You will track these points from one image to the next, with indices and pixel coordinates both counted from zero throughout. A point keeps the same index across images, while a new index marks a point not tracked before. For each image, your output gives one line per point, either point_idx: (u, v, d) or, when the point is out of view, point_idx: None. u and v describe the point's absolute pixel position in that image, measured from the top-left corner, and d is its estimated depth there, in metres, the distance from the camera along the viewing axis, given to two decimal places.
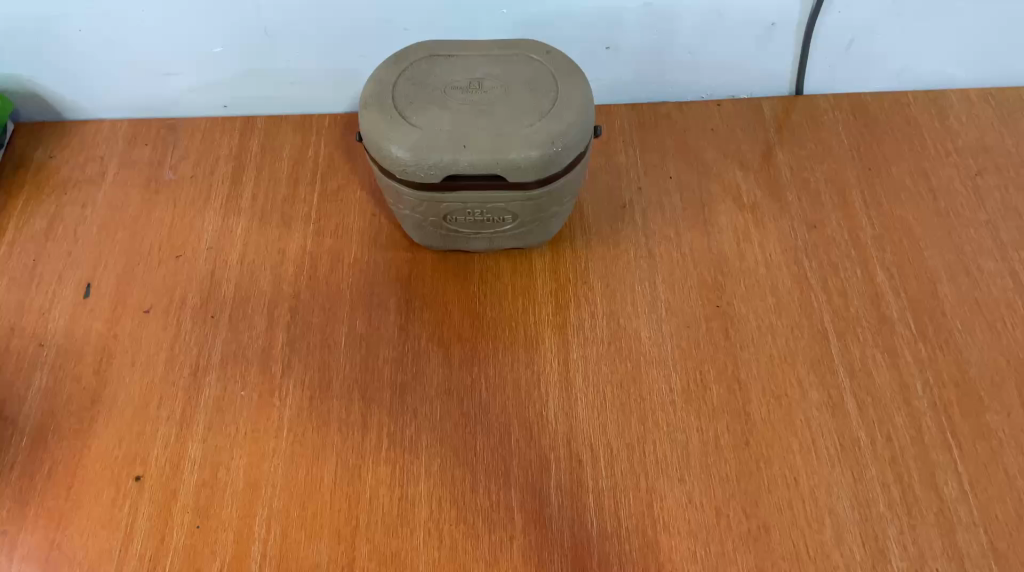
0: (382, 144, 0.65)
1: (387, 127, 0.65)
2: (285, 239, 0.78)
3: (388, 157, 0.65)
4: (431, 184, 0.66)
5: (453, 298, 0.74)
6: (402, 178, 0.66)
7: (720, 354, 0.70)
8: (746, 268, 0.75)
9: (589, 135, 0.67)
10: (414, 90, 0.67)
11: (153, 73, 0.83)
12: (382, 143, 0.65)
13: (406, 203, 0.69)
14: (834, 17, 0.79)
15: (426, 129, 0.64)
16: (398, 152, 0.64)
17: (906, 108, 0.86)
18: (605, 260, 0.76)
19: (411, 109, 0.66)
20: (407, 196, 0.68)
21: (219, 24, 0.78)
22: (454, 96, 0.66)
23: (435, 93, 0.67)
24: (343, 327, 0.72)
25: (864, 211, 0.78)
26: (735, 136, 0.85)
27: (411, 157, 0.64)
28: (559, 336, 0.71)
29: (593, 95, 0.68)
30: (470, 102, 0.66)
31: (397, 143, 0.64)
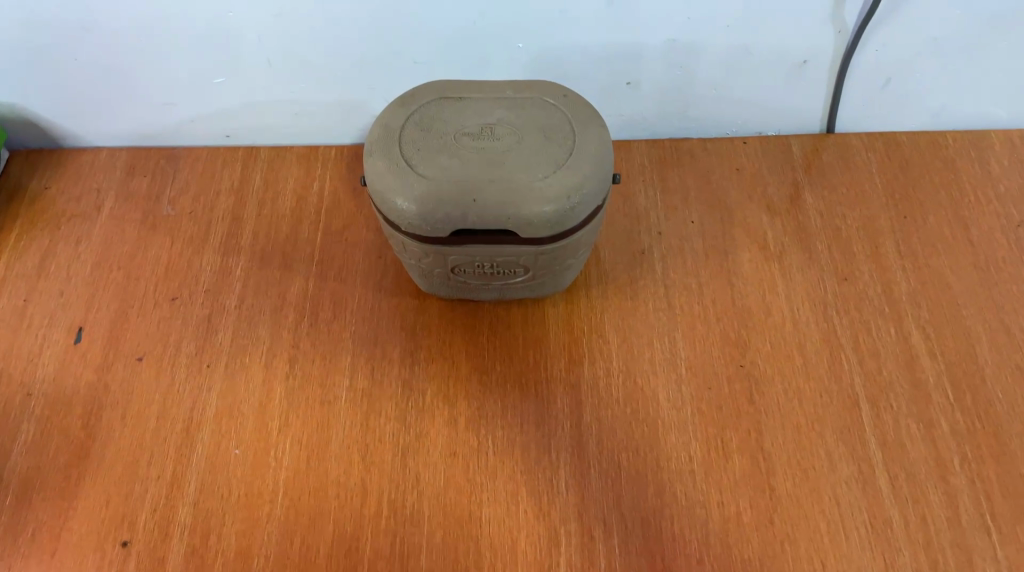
0: (387, 194, 0.61)
1: (393, 176, 0.61)
2: (286, 282, 0.74)
3: (393, 208, 0.61)
4: (439, 238, 0.62)
5: (460, 351, 0.70)
6: (408, 231, 0.62)
7: (743, 421, 0.65)
8: (772, 324, 0.70)
9: (607, 187, 0.63)
10: (422, 136, 0.63)
11: (152, 102, 0.80)
12: (386, 194, 0.61)
13: (412, 255, 0.65)
14: (870, 54, 0.74)
15: (433, 180, 0.60)
16: (404, 205, 0.60)
17: (945, 150, 0.81)
18: (622, 312, 0.72)
19: (418, 157, 0.62)
20: (412, 248, 0.64)
21: (222, 53, 0.75)
22: (463, 143, 0.62)
23: (444, 139, 0.63)
24: (345, 380, 0.69)
25: (899, 263, 0.74)
26: (761, 177, 0.80)
27: (418, 211, 0.60)
28: (571, 395, 0.67)
29: (611, 144, 0.64)
30: (481, 150, 0.62)
31: (403, 195, 0.60)
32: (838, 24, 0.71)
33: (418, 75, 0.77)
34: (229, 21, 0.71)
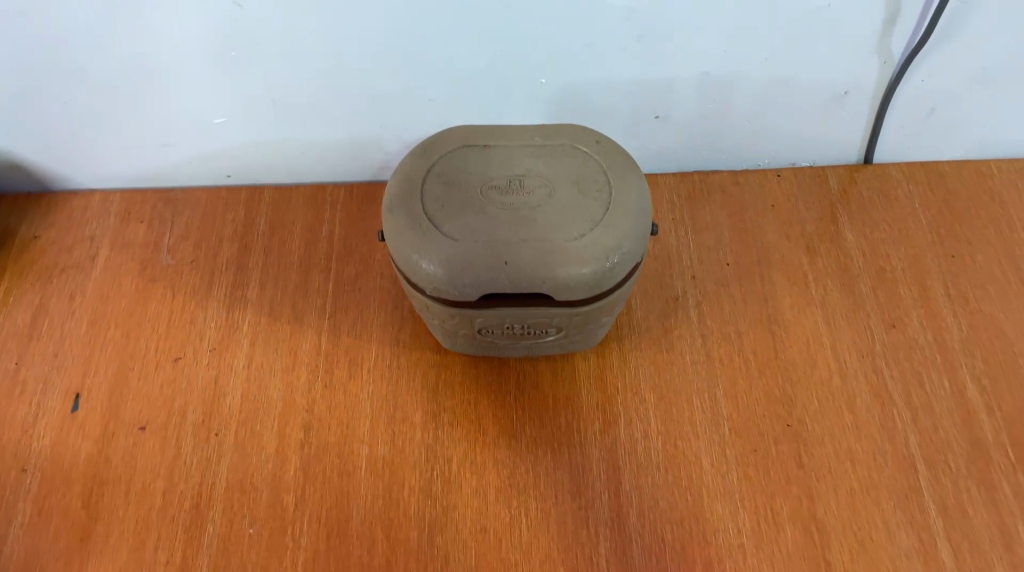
0: (410, 256, 0.56)
1: (416, 237, 0.56)
2: (297, 338, 0.70)
3: (417, 271, 0.56)
4: (466, 302, 0.57)
5: (486, 413, 0.66)
6: (434, 294, 0.57)
7: (793, 487, 0.61)
8: (818, 377, 0.66)
9: (646, 242, 0.58)
10: (446, 190, 0.58)
11: (149, 143, 0.75)
12: (409, 256, 0.56)
13: (436, 316, 0.60)
14: (915, 85, 0.70)
15: (460, 241, 0.55)
16: (430, 268, 0.56)
17: (990, 180, 0.77)
18: (657, 366, 0.67)
19: (443, 214, 0.57)
20: (436, 310, 0.59)
21: (223, 93, 0.70)
22: (491, 198, 0.58)
23: (470, 193, 0.58)
24: (364, 448, 0.64)
25: (949, 307, 0.69)
26: (798, 214, 0.76)
27: (444, 274, 0.55)
28: (608, 461, 0.63)
29: (649, 196, 0.59)
30: (511, 206, 0.57)
31: (428, 258, 0.56)
32: (883, 54, 0.67)
33: (433, 112, 0.73)
34: (231, 61, 0.66)
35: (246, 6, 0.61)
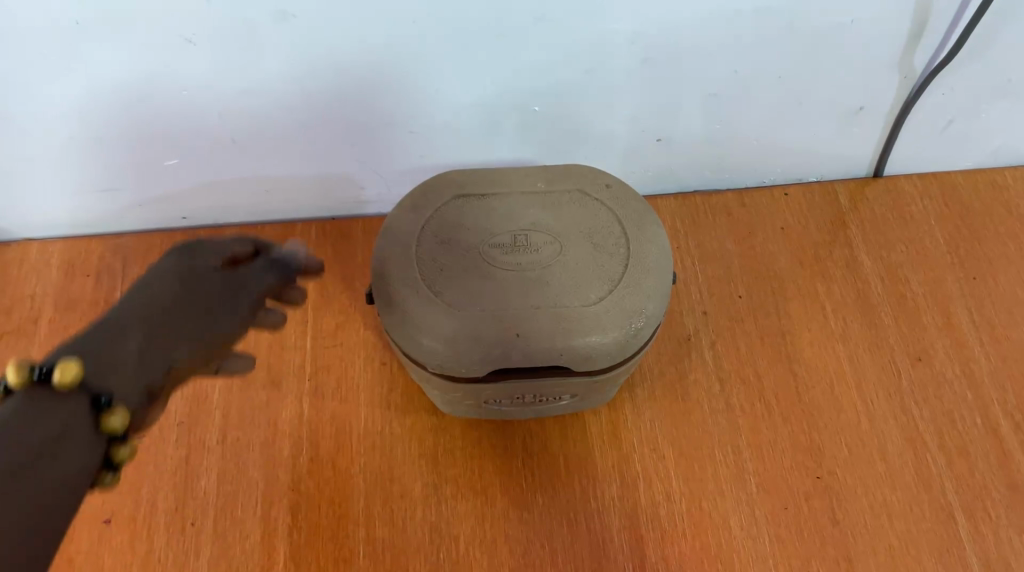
0: (408, 331, 0.49)
1: (412, 308, 0.49)
2: (275, 405, 0.63)
3: (415, 347, 0.50)
4: (473, 378, 0.51)
5: (493, 482, 0.60)
6: (436, 371, 0.50)
7: (830, 548, 0.57)
8: (845, 422, 0.62)
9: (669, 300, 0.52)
10: (443, 251, 0.52)
11: (91, 190, 0.66)
12: (407, 330, 0.49)
13: (438, 389, 0.54)
14: (935, 99, 0.65)
15: (464, 313, 0.49)
16: (431, 344, 0.49)
17: (1006, 192, 0.73)
18: (674, 417, 0.63)
19: (442, 280, 0.50)
20: (437, 383, 0.53)
21: (177, 134, 0.62)
22: (495, 259, 0.51)
23: (471, 254, 0.52)
24: (360, 530, 0.58)
25: (975, 337, 0.65)
26: (809, 236, 0.71)
27: (448, 350, 0.49)
28: (630, 529, 0.58)
29: (670, 247, 0.53)
30: (519, 267, 0.51)
31: (429, 333, 0.49)
32: (904, 70, 0.62)
33: (414, 145, 0.66)
34: (184, 100, 0.58)
35: (199, 42, 0.53)
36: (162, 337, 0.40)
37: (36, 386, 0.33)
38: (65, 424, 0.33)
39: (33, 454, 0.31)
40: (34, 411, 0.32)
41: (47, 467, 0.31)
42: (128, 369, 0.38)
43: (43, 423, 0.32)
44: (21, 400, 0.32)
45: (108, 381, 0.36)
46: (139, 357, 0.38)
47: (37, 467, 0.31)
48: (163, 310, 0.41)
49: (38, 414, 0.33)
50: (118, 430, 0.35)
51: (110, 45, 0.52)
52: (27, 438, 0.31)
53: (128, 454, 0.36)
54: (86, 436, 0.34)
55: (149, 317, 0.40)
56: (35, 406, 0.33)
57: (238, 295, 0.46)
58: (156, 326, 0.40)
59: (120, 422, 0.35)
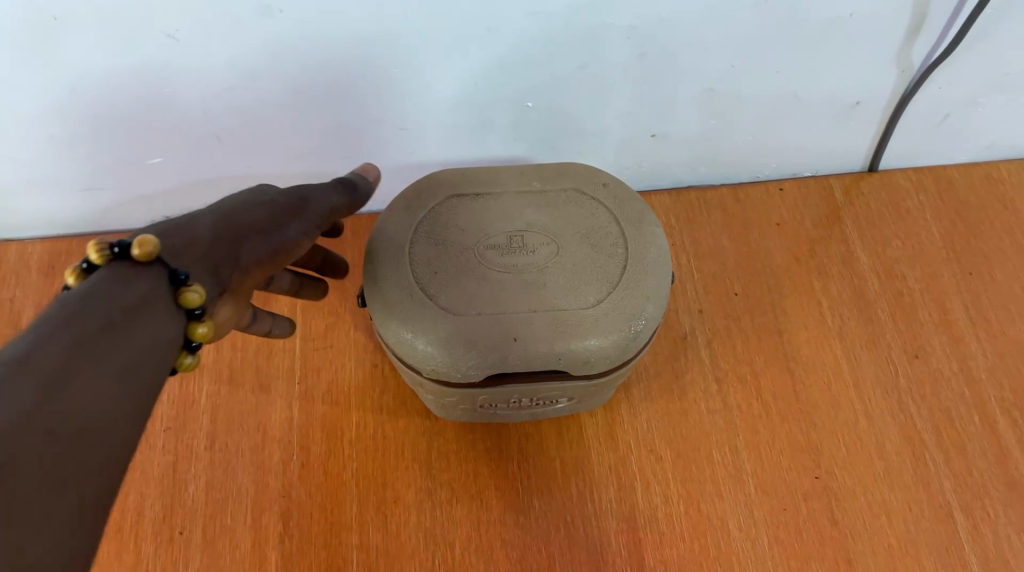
0: (402, 336, 0.48)
1: (406, 313, 0.48)
2: (265, 409, 0.61)
3: (409, 352, 0.48)
4: (469, 383, 0.49)
5: (488, 485, 0.59)
6: (431, 376, 0.49)
7: (829, 549, 0.56)
8: (843, 420, 0.61)
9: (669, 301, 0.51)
10: (437, 253, 0.50)
11: (72, 190, 0.65)
12: (401, 335, 0.48)
13: (432, 394, 0.53)
14: (932, 93, 0.64)
15: (460, 317, 0.48)
16: (426, 350, 0.47)
17: (1001, 186, 0.72)
18: (671, 417, 0.62)
19: (436, 284, 0.49)
20: (432, 389, 0.51)
21: (160, 133, 0.60)
22: (491, 260, 0.50)
23: (466, 256, 0.50)
24: (354, 537, 0.56)
25: (972, 333, 0.65)
26: (805, 232, 0.70)
27: (443, 355, 0.47)
28: (628, 533, 0.57)
29: (668, 247, 0.52)
30: (515, 268, 0.50)
31: (425, 338, 0.47)
32: (902, 63, 0.61)
33: (405, 141, 0.64)
34: (167, 98, 0.56)
35: (182, 38, 0.51)
36: (231, 229, 0.42)
37: (118, 262, 0.36)
38: (146, 293, 0.35)
39: (112, 324, 0.32)
40: (120, 281, 0.35)
41: (127, 338, 0.33)
42: (197, 254, 0.39)
43: (128, 291, 0.35)
44: (108, 274, 0.35)
45: (182, 260, 0.38)
46: (210, 243, 0.40)
47: (115, 337, 0.32)
48: (228, 212, 0.43)
49: (121, 286, 0.35)
50: (195, 306, 0.37)
51: (89, 41, 0.50)
52: (109, 310, 0.33)
53: (204, 334, 0.38)
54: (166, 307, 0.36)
55: (219, 216, 0.42)
56: (121, 278, 0.35)
57: (302, 212, 0.46)
58: (223, 221, 0.42)
59: (195, 297, 0.37)
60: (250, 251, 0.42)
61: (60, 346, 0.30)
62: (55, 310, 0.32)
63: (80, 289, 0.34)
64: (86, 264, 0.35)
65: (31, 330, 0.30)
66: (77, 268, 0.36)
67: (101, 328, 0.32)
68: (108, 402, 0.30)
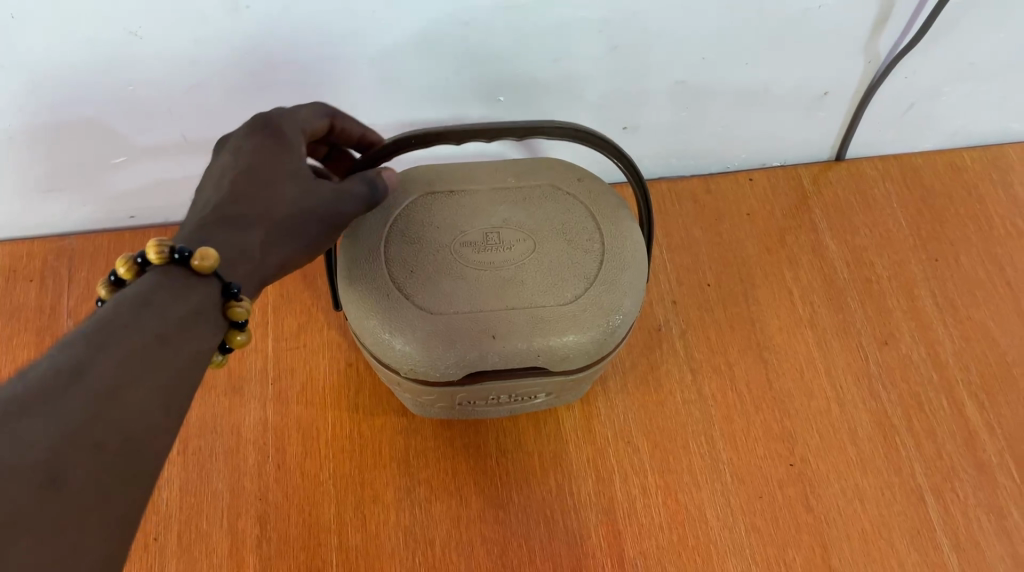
0: (379, 336, 0.47)
1: (383, 314, 0.47)
2: (239, 410, 0.61)
3: (387, 352, 0.48)
4: (448, 383, 0.49)
5: (467, 481, 0.59)
6: (410, 376, 0.48)
7: (805, 536, 0.57)
8: (816, 408, 0.62)
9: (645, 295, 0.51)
10: (412, 251, 0.50)
11: (31, 192, 0.63)
12: (379, 334, 0.47)
13: (409, 392, 0.52)
14: (898, 83, 0.65)
15: (438, 316, 0.47)
16: (404, 349, 0.47)
17: (965, 173, 0.73)
18: (647, 408, 0.62)
19: (413, 283, 0.49)
20: (409, 388, 0.51)
21: (124, 132, 0.59)
22: (467, 258, 0.50)
23: (443, 254, 0.50)
24: (333, 538, 0.56)
25: (939, 318, 0.66)
26: (775, 222, 0.71)
27: (421, 355, 0.47)
28: (607, 525, 0.57)
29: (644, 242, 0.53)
30: (491, 265, 0.49)
31: (403, 337, 0.47)
32: (869, 54, 0.61)
33: None
34: (131, 95, 0.55)
35: (145, 35, 0.50)
36: (284, 243, 0.42)
37: (174, 265, 0.37)
38: (200, 305, 0.36)
39: (166, 337, 0.33)
40: (173, 291, 0.36)
41: (176, 352, 0.34)
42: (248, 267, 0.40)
43: (180, 302, 0.36)
44: (162, 280, 0.36)
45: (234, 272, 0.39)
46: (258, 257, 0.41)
47: (166, 350, 0.33)
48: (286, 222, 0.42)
49: (173, 299, 0.35)
50: (240, 318, 0.38)
51: (50, 39, 0.49)
52: (162, 324, 0.34)
53: (242, 342, 0.39)
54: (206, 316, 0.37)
55: (276, 228, 0.41)
56: (174, 288, 0.36)
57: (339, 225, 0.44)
58: (280, 234, 0.42)
59: (241, 313, 0.38)
60: (296, 261, 0.43)
61: (114, 360, 0.31)
62: (109, 315, 0.33)
63: (135, 293, 0.35)
64: (141, 260, 0.36)
65: (88, 335, 0.31)
66: (130, 259, 0.37)
67: (153, 341, 0.33)
68: (156, 411, 0.31)
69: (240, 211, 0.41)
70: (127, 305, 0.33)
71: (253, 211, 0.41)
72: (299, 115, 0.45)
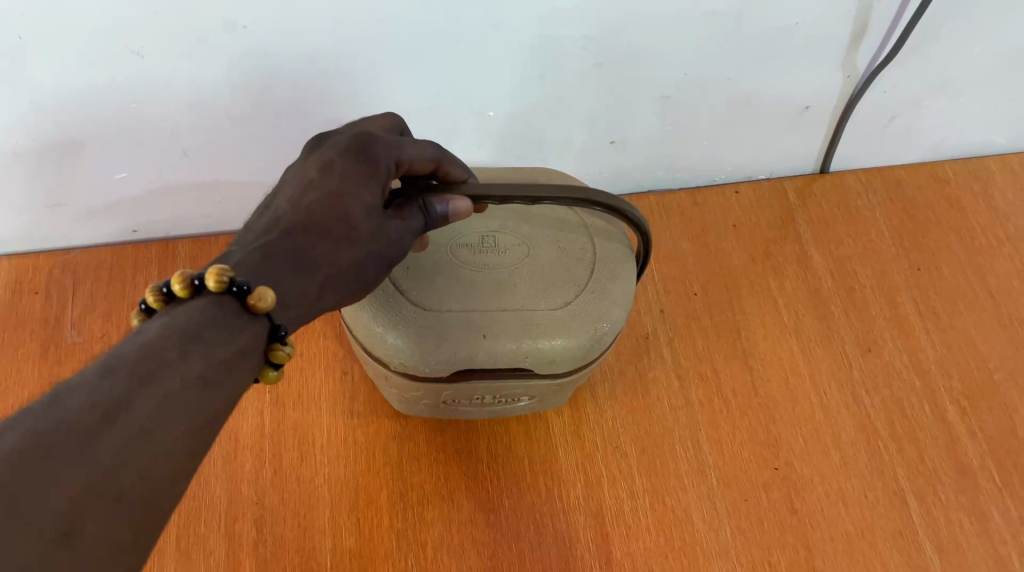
0: (372, 327, 0.48)
1: (378, 305, 0.49)
2: (236, 418, 0.62)
3: (378, 344, 0.49)
4: (436, 378, 0.50)
5: (458, 485, 0.60)
6: (398, 370, 0.50)
7: (789, 538, 0.58)
8: (801, 414, 0.64)
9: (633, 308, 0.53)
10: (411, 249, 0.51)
11: (37, 207, 0.65)
12: (371, 326, 0.49)
13: (399, 387, 0.53)
14: (878, 96, 0.67)
15: (431, 312, 0.49)
16: (395, 341, 0.48)
17: (947, 185, 0.75)
18: (635, 414, 0.64)
19: (409, 277, 0.50)
20: (399, 382, 0.52)
21: (126, 149, 0.61)
22: (463, 258, 0.51)
23: (439, 253, 0.51)
24: (327, 541, 0.57)
25: (921, 326, 0.68)
26: (760, 232, 0.73)
27: (412, 349, 0.48)
28: (596, 527, 0.59)
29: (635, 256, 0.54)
30: (486, 267, 0.51)
31: (394, 329, 0.48)
32: (848, 70, 0.64)
33: None
34: (132, 113, 0.57)
35: (146, 54, 0.52)
36: (339, 287, 0.39)
37: (227, 297, 0.34)
38: (246, 347, 0.34)
39: (207, 381, 0.31)
40: (220, 327, 0.33)
41: (215, 397, 0.31)
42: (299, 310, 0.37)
43: (227, 340, 0.33)
44: (214, 308, 0.33)
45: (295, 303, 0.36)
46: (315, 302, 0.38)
47: (205, 394, 0.30)
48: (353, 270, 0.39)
49: (218, 335, 0.33)
50: (280, 361, 0.35)
51: (55, 58, 0.51)
52: (207, 366, 0.31)
53: (274, 377, 0.36)
54: (254, 353, 0.34)
55: (337, 268, 0.39)
56: (221, 321, 0.33)
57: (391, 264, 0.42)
58: (337, 278, 0.39)
59: (284, 355, 0.35)
60: (345, 301, 0.40)
61: (150, 401, 0.28)
62: (154, 344, 0.30)
63: (183, 323, 0.32)
64: (200, 282, 0.33)
65: (131, 364, 0.28)
66: (184, 276, 0.33)
67: (193, 384, 0.30)
68: (181, 456, 0.28)
69: (306, 245, 0.38)
70: (174, 340, 0.31)
71: (324, 252, 0.38)
72: (400, 148, 0.42)
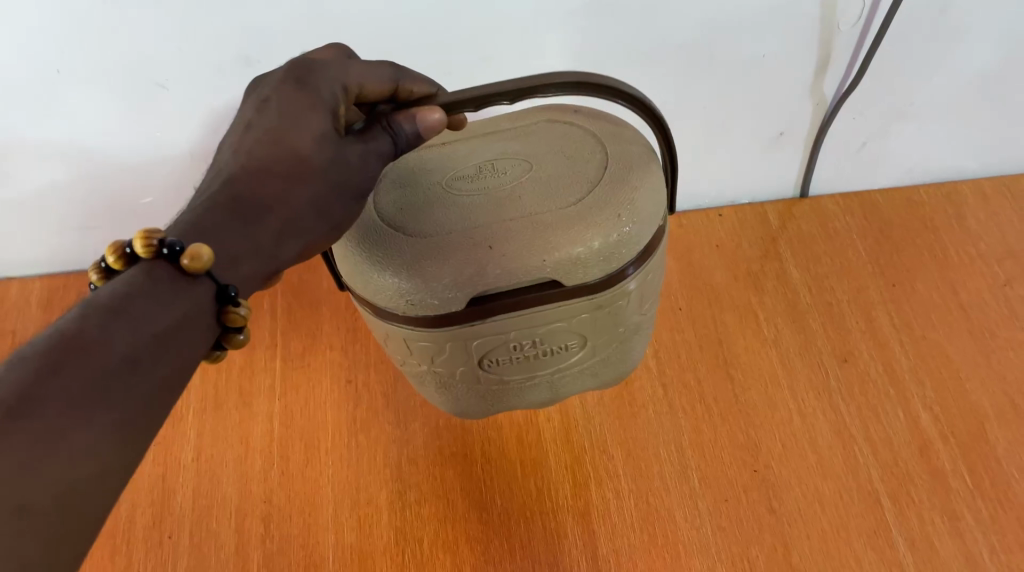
0: (375, 276, 0.46)
1: (375, 246, 0.46)
2: (248, 423, 0.67)
3: (382, 288, 0.46)
4: (452, 317, 0.46)
5: (453, 485, 0.64)
6: (413, 314, 0.46)
7: (767, 535, 0.61)
8: (780, 420, 0.67)
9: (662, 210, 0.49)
10: (403, 194, 0.48)
11: (70, 230, 0.71)
12: (370, 273, 0.46)
13: (425, 353, 0.50)
14: (847, 123, 0.72)
15: (429, 237, 0.45)
16: (396, 279, 0.45)
17: (922, 208, 0.79)
18: (621, 420, 0.68)
19: (403, 217, 0.47)
20: (421, 341, 0.49)
21: (151, 176, 0.67)
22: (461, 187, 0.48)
23: (434, 188, 0.48)
24: (330, 536, 0.61)
25: (896, 338, 0.71)
26: (742, 252, 0.77)
27: (416, 280, 0.45)
28: (583, 525, 0.62)
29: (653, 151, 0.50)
30: (487, 190, 0.47)
31: (394, 269, 0.45)
32: (816, 96, 0.68)
33: None
34: (156, 142, 0.63)
35: (170, 87, 0.58)
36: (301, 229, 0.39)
37: (160, 259, 0.33)
38: (186, 316, 0.33)
39: (137, 357, 0.30)
40: (154, 300, 0.32)
41: (149, 371, 0.30)
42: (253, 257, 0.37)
43: (160, 312, 0.32)
44: (147, 280, 0.32)
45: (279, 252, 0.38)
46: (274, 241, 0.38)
47: (133, 375, 0.30)
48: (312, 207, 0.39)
49: (152, 307, 0.32)
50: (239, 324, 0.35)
51: (88, 91, 0.58)
52: (138, 340, 0.30)
53: (241, 341, 0.36)
54: (202, 322, 0.34)
55: (294, 209, 0.38)
56: (154, 294, 0.32)
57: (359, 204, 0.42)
58: (297, 218, 0.38)
59: (240, 319, 0.35)
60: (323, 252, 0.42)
61: (82, 381, 0.28)
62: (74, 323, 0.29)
63: (108, 298, 0.31)
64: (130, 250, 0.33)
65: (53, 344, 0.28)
66: (120, 247, 0.34)
67: (121, 362, 0.29)
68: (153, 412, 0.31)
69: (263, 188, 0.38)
70: (98, 316, 0.30)
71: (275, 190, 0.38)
72: (345, 74, 0.40)
